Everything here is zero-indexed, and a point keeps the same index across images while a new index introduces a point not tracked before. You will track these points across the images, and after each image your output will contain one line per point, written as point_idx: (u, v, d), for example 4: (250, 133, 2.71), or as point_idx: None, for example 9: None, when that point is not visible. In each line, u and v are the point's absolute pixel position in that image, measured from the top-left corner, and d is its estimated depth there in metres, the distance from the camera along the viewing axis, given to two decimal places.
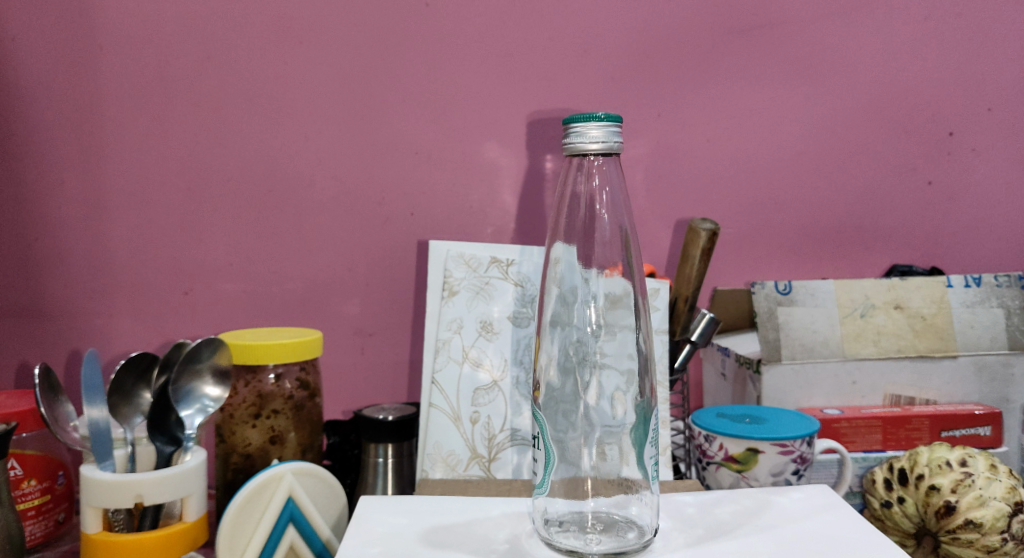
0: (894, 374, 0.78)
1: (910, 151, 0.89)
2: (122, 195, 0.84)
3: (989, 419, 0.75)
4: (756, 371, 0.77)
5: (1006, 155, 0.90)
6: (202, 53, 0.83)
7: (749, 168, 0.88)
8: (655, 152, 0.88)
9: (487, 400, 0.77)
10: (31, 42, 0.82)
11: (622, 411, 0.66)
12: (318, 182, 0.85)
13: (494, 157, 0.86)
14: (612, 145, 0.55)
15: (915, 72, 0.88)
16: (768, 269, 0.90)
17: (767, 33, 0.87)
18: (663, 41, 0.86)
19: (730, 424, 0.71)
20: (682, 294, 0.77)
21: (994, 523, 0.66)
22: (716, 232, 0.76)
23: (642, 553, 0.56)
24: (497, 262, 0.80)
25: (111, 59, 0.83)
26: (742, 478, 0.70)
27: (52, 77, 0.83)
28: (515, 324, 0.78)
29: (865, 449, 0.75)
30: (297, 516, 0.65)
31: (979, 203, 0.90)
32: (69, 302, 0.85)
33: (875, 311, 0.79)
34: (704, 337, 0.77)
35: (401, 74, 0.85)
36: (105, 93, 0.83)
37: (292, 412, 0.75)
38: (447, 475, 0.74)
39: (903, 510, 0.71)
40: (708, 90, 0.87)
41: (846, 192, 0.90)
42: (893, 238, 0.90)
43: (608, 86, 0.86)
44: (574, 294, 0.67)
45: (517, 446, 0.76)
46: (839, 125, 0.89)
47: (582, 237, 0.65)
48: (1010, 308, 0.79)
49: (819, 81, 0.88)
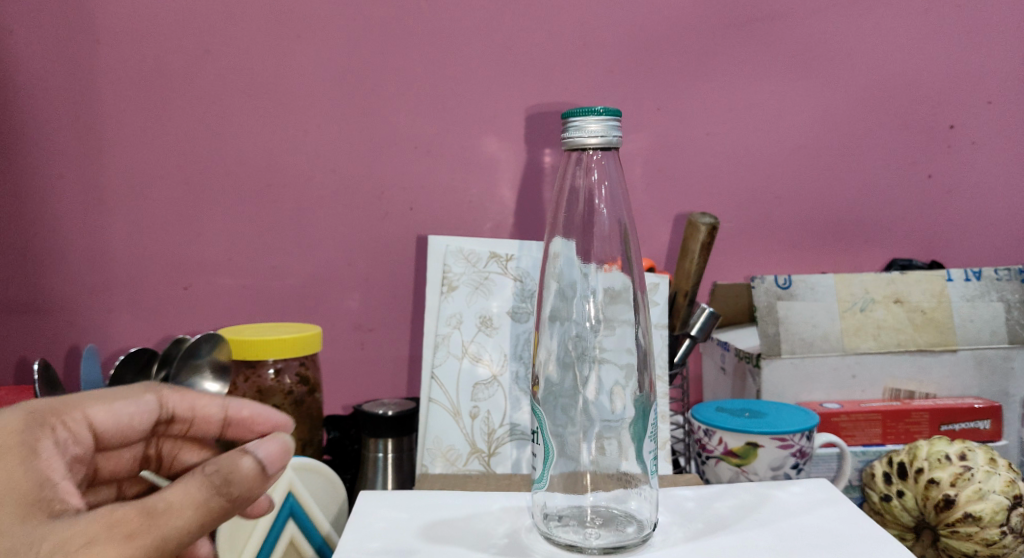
0: (894, 368, 0.78)
1: (910, 144, 0.89)
2: (122, 190, 0.84)
3: (989, 412, 0.75)
4: (756, 365, 0.77)
5: (1006, 147, 0.90)
6: (201, 47, 0.83)
7: (749, 162, 0.88)
8: (655, 146, 0.88)
9: (486, 395, 0.76)
10: (29, 37, 0.82)
11: (621, 405, 0.66)
12: (317, 176, 0.85)
13: (493, 151, 0.86)
14: (612, 139, 0.55)
15: (915, 63, 0.88)
16: (767, 263, 0.90)
17: (766, 26, 0.86)
18: (663, 34, 0.86)
19: (729, 418, 0.71)
20: (682, 288, 0.77)
21: (993, 516, 0.66)
22: (716, 225, 0.75)
23: (641, 548, 0.56)
24: (496, 257, 0.80)
25: (110, 54, 0.83)
26: (742, 472, 0.70)
27: (49, 72, 0.83)
28: (514, 319, 0.78)
29: (865, 443, 0.75)
30: (298, 511, 0.65)
31: (979, 196, 0.90)
32: (69, 297, 0.85)
33: (875, 305, 0.79)
34: (704, 332, 0.77)
35: (400, 67, 0.85)
36: (104, 88, 0.83)
37: (291, 408, 0.75)
38: (447, 470, 0.74)
39: (903, 504, 0.71)
40: (708, 84, 0.87)
41: (846, 185, 0.89)
42: (893, 231, 0.90)
43: (607, 80, 0.86)
44: (574, 289, 0.67)
45: (517, 441, 0.75)
46: (840, 118, 0.88)
47: (580, 232, 0.65)
48: (1010, 302, 0.79)
49: (819, 74, 0.88)
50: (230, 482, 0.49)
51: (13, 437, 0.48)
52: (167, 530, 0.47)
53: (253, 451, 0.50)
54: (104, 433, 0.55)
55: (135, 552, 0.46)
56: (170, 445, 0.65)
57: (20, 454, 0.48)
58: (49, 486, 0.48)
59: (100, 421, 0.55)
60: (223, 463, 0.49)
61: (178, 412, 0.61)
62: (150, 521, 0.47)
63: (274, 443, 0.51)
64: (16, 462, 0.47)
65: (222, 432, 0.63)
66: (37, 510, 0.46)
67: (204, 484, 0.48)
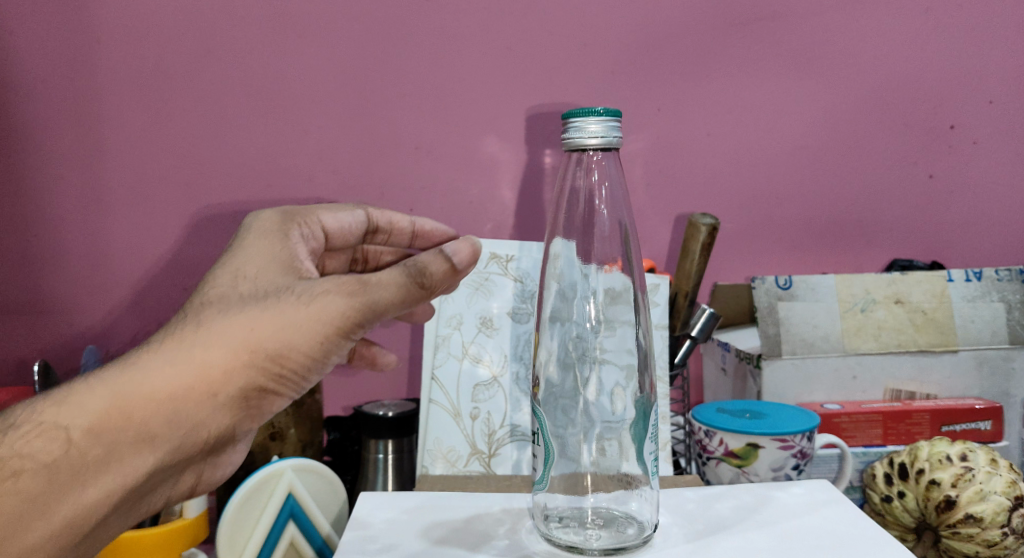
0: (895, 369, 0.78)
1: (910, 145, 0.89)
2: (122, 191, 0.84)
3: (990, 413, 0.75)
4: (756, 366, 0.77)
5: (1007, 147, 0.89)
6: (201, 47, 0.83)
7: (749, 162, 0.88)
8: (656, 147, 0.88)
9: (487, 396, 0.76)
10: (29, 37, 0.82)
11: (621, 407, 0.66)
12: (317, 177, 0.85)
13: (494, 152, 0.86)
14: (612, 140, 0.54)
15: (916, 64, 0.88)
16: (767, 264, 0.90)
17: (767, 26, 0.86)
18: (664, 34, 0.86)
19: (730, 419, 0.71)
20: (682, 289, 0.77)
21: (994, 517, 0.66)
22: (716, 226, 0.75)
23: (641, 550, 0.56)
24: (496, 258, 0.80)
25: (110, 54, 0.83)
26: (742, 473, 0.70)
27: (48, 73, 0.83)
28: (514, 320, 0.78)
29: (865, 443, 0.75)
30: (298, 512, 0.65)
31: (980, 197, 0.90)
32: (68, 299, 0.85)
33: (875, 305, 0.79)
34: (705, 332, 0.77)
35: (400, 68, 0.85)
36: (104, 88, 0.83)
37: (292, 409, 0.75)
38: (447, 471, 0.74)
39: (903, 505, 0.71)
40: (708, 84, 0.87)
41: (846, 186, 0.89)
42: (893, 232, 0.90)
43: (608, 80, 0.86)
44: (574, 290, 0.67)
45: (517, 442, 0.75)
46: (840, 119, 0.88)
47: (581, 232, 0.64)
48: (1010, 302, 0.79)
49: (818, 75, 0.87)
50: (423, 277, 0.51)
51: (272, 224, 0.55)
52: (375, 297, 0.50)
53: (443, 248, 0.53)
54: (332, 235, 0.61)
55: (357, 306, 0.49)
56: (375, 249, 0.67)
57: (276, 233, 0.54)
58: (298, 261, 0.53)
59: (329, 224, 0.60)
60: (429, 256, 0.52)
61: (380, 225, 0.64)
62: (366, 286, 0.50)
63: (465, 245, 0.54)
64: (274, 239, 0.54)
65: (412, 243, 0.66)
66: (290, 271, 0.52)
67: (406, 269, 0.51)
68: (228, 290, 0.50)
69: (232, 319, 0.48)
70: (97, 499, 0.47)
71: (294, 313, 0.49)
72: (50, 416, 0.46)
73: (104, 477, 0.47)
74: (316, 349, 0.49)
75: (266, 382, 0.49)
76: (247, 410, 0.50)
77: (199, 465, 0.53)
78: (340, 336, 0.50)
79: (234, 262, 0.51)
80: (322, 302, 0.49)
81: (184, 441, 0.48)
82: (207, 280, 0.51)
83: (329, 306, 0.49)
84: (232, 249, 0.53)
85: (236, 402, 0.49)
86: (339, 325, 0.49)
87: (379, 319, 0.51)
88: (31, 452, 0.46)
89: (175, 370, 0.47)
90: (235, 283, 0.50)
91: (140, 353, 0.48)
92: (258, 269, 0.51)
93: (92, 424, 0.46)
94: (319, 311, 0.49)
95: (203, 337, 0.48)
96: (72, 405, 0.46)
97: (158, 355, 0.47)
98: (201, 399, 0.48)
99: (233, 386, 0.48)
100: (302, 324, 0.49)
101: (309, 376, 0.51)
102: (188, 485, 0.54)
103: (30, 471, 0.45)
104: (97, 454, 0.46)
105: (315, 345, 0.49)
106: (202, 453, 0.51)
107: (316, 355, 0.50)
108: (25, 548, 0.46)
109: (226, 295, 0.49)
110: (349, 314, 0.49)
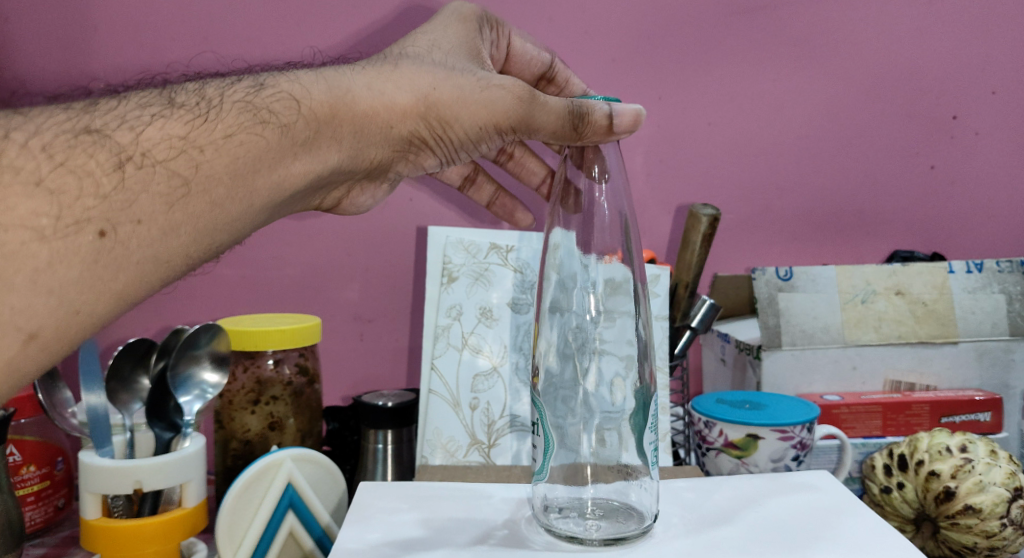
0: (895, 360, 0.78)
1: (910, 136, 0.89)
2: None
3: (989, 404, 0.75)
4: (756, 357, 0.77)
5: (1008, 138, 0.89)
6: (197, 37, 0.87)
7: (749, 153, 0.88)
8: (655, 136, 0.88)
9: (486, 386, 0.76)
10: (31, 27, 0.85)
11: (621, 397, 0.66)
12: None
13: None
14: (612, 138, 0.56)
15: (917, 54, 0.87)
16: (767, 255, 0.90)
17: (768, 15, 0.86)
18: (663, 24, 0.86)
19: (730, 411, 0.70)
20: (682, 280, 0.77)
21: (994, 508, 0.65)
22: (717, 217, 0.75)
23: (640, 540, 0.55)
24: (497, 249, 0.80)
25: (107, 41, 0.86)
26: (742, 464, 0.70)
27: (47, 61, 0.86)
28: (514, 310, 0.78)
29: (865, 434, 0.75)
30: (297, 502, 0.65)
31: (980, 188, 0.90)
32: None
33: (876, 297, 0.79)
34: (705, 323, 0.77)
35: None
36: (102, 75, 0.87)
37: (291, 399, 0.75)
38: (447, 461, 0.74)
39: (903, 496, 0.71)
40: (708, 74, 0.87)
41: (846, 177, 0.89)
42: (894, 224, 0.90)
43: (606, 70, 0.86)
44: (574, 281, 0.66)
45: (516, 432, 0.75)
46: (840, 109, 0.88)
47: (581, 224, 0.64)
48: (1012, 293, 0.79)
49: (819, 65, 0.87)
50: (584, 122, 0.54)
51: (470, 14, 0.61)
52: (535, 113, 0.55)
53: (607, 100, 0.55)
54: (513, 58, 0.69)
55: (515, 111, 0.55)
56: None
57: (473, 24, 0.61)
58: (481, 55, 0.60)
59: (516, 47, 0.68)
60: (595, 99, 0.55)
61: (557, 77, 0.72)
62: (531, 99, 0.55)
63: (630, 113, 0.54)
64: (469, 26, 0.60)
65: None
66: (476, 60, 0.58)
67: (570, 105, 0.54)
68: (425, 53, 0.55)
69: (426, 71, 0.54)
70: (300, 172, 0.51)
71: (472, 90, 0.54)
72: (290, 87, 0.50)
73: (307, 159, 0.51)
74: (475, 130, 0.56)
75: (427, 137, 0.55)
76: (403, 154, 0.56)
77: (351, 188, 0.60)
78: (495, 129, 0.56)
79: (433, 36, 0.57)
80: (494, 93, 0.55)
81: (359, 154, 0.54)
82: (409, 40, 0.57)
83: (497, 101, 0.55)
84: (434, 24, 0.59)
85: (401, 143, 0.55)
86: (498, 120, 0.55)
87: (526, 131, 0.56)
88: (275, 109, 0.49)
89: (375, 96, 0.52)
90: (432, 49, 0.56)
91: (351, 70, 0.53)
92: (452, 42, 0.58)
93: (316, 110, 0.50)
94: (490, 98, 0.55)
95: (400, 77, 0.53)
96: (307, 85, 0.51)
97: (366, 78, 0.52)
98: (380, 129, 0.53)
99: (407, 129, 0.54)
100: (475, 104, 0.54)
101: (458, 150, 0.57)
102: (336, 199, 0.61)
103: (273, 125, 0.49)
104: (310, 136, 0.50)
105: (474, 124, 0.55)
106: (359, 173, 0.57)
107: (473, 134, 0.56)
108: (239, 199, 0.48)
109: (425, 56, 0.55)
110: (510, 113, 0.55)
